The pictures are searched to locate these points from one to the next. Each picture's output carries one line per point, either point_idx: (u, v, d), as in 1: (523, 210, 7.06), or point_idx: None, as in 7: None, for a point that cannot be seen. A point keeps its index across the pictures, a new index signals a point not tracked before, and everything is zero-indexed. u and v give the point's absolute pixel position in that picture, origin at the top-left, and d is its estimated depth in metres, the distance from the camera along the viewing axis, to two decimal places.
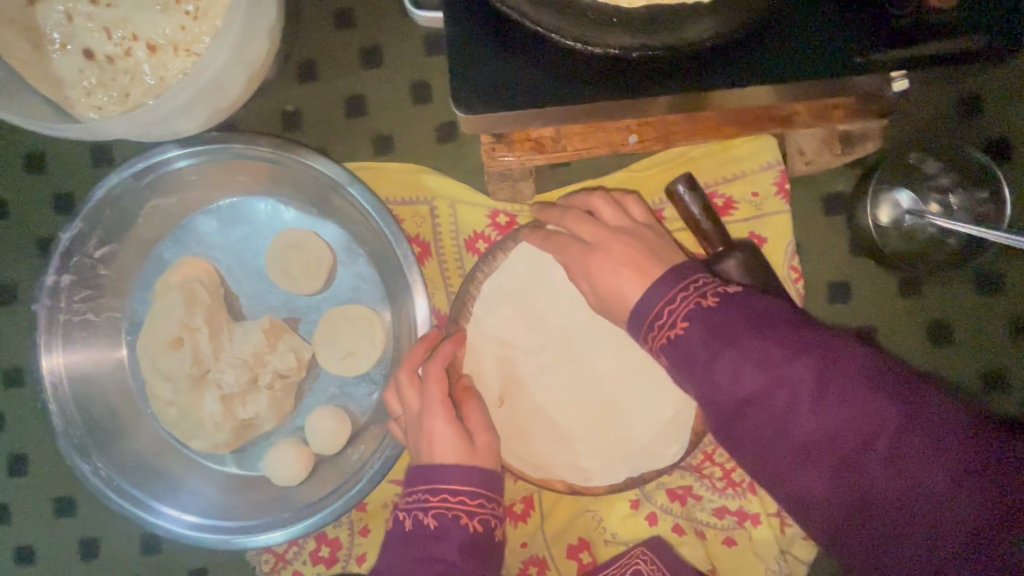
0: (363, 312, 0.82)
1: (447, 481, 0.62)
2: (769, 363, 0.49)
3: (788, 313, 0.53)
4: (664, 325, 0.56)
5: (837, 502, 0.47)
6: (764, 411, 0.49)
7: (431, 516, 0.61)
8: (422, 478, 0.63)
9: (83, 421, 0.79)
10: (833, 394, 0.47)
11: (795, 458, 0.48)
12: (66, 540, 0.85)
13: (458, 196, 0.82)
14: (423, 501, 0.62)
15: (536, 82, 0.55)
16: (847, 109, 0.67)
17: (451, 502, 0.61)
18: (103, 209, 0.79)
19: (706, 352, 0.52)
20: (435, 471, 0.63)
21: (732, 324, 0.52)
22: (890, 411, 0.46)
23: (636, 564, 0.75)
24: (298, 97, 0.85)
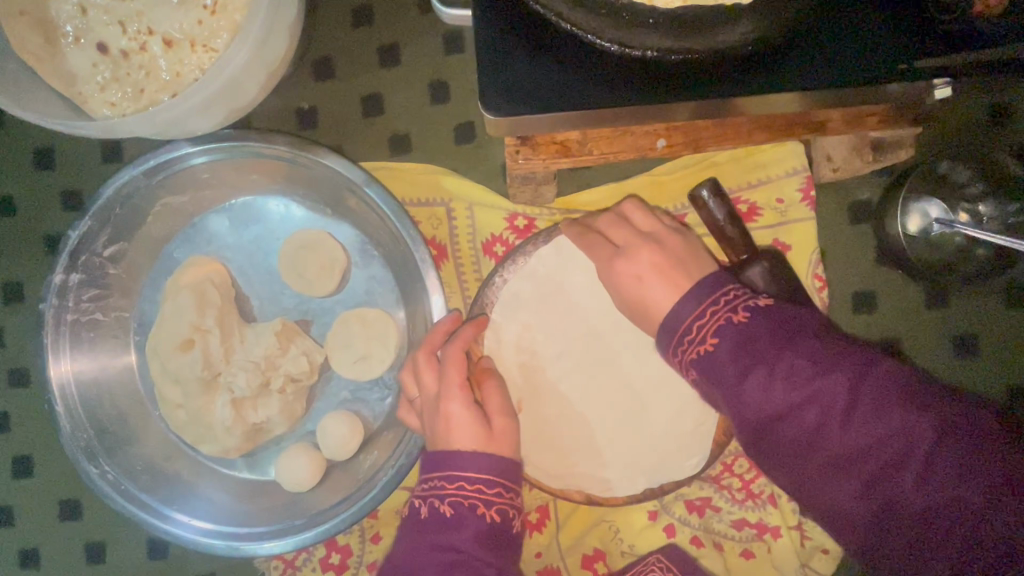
0: (378, 315, 0.80)
1: (464, 468, 0.58)
2: (802, 379, 0.47)
3: (816, 326, 0.51)
4: (694, 339, 0.54)
5: (870, 520, 0.45)
6: (795, 429, 0.47)
7: (446, 502, 0.57)
8: (439, 463, 0.60)
9: (91, 423, 0.77)
10: (866, 411, 0.45)
11: (823, 475, 0.47)
12: (72, 543, 0.83)
13: (476, 198, 0.80)
14: (439, 488, 0.58)
15: (567, 84, 0.54)
16: (882, 116, 0.65)
17: (468, 491, 0.57)
18: (113, 207, 0.77)
19: (737, 368, 0.50)
20: (453, 457, 0.59)
21: (761, 338, 0.50)
22: (922, 427, 0.44)
23: (652, 571, 0.74)
24: (314, 94, 0.83)
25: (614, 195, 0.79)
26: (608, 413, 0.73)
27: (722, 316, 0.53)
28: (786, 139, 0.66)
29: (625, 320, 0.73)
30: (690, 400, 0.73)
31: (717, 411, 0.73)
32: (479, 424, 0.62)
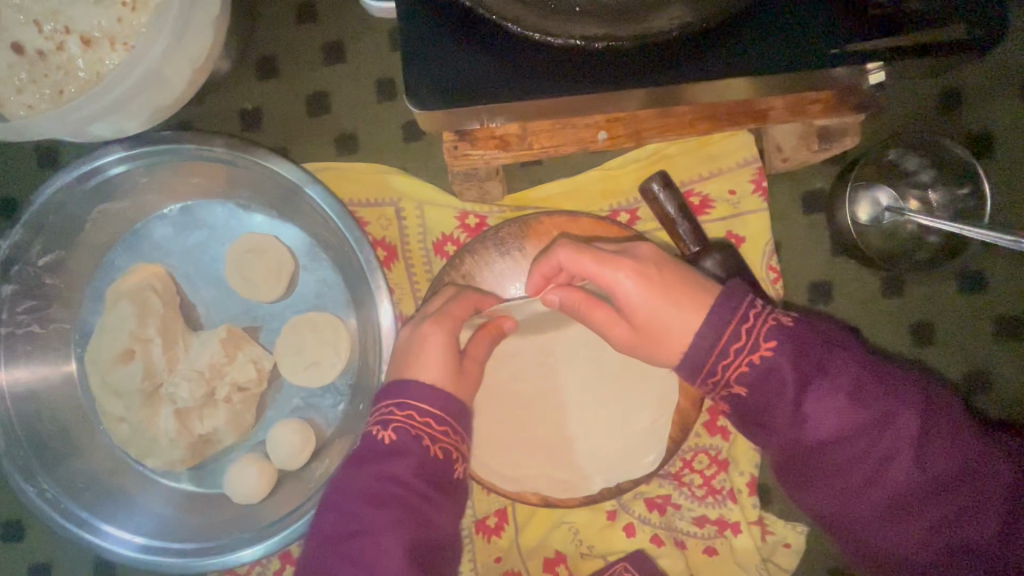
0: (328, 320, 0.78)
1: (418, 399, 0.57)
2: (864, 403, 0.50)
3: (855, 347, 0.55)
4: (742, 349, 0.52)
5: (901, 536, 0.51)
6: (863, 456, 0.50)
7: (391, 429, 0.55)
8: (398, 389, 0.58)
9: (29, 440, 0.74)
10: (932, 435, 0.50)
11: (871, 501, 0.51)
12: (15, 565, 0.80)
13: (425, 197, 0.78)
14: (391, 413, 0.57)
15: (494, 76, 0.52)
16: (825, 104, 0.64)
17: (416, 423, 0.56)
18: (46, 216, 0.74)
19: (794, 384, 0.51)
20: (412, 386, 0.57)
21: (818, 354, 0.53)
22: (956, 453, 0.49)
23: None
24: (257, 94, 0.81)
25: (565, 190, 0.78)
26: (564, 411, 0.72)
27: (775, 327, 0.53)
28: (730, 128, 0.66)
29: (576, 317, 0.72)
30: (645, 396, 0.71)
31: (673, 406, 0.72)
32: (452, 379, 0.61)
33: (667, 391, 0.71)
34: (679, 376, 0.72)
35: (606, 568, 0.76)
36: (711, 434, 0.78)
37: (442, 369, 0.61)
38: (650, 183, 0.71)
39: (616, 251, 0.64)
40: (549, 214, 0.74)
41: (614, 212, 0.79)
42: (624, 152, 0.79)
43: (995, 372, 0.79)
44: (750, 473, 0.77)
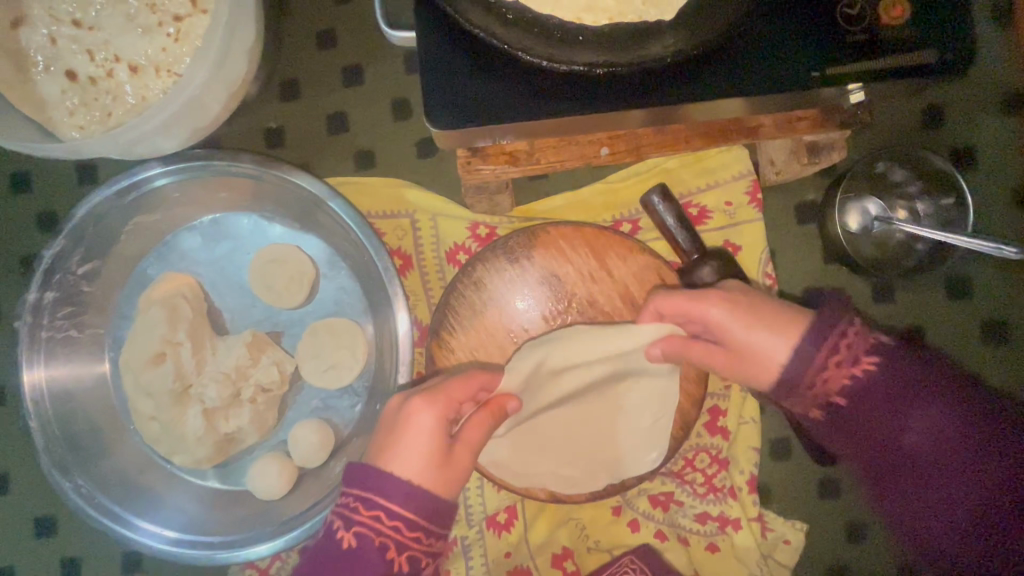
0: (347, 325, 0.83)
1: (393, 504, 0.58)
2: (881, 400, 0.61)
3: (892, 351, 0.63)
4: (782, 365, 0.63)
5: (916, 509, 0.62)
6: (887, 432, 0.61)
7: (360, 527, 0.58)
8: (373, 484, 0.59)
9: (65, 438, 0.79)
10: (962, 424, 0.60)
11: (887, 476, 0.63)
12: (46, 559, 0.84)
13: (438, 209, 0.83)
14: (361, 510, 0.58)
15: (506, 98, 0.57)
16: (811, 120, 0.69)
17: (388, 530, 0.57)
18: (87, 227, 0.79)
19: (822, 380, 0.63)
20: (391, 484, 0.58)
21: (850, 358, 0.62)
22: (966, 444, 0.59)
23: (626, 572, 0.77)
24: (282, 114, 0.86)
25: (570, 202, 0.83)
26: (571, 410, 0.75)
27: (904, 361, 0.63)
28: (724, 143, 0.70)
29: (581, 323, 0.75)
30: (647, 394, 0.76)
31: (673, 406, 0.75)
32: (436, 456, 0.61)
33: (665, 392, 0.76)
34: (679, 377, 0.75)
35: (613, 561, 0.78)
36: (712, 434, 0.82)
37: (423, 454, 0.61)
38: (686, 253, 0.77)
39: (703, 307, 0.67)
40: (555, 225, 0.78)
41: (616, 222, 0.83)
42: (625, 166, 0.84)
43: (984, 374, 0.83)
44: (749, 471, 0.81)
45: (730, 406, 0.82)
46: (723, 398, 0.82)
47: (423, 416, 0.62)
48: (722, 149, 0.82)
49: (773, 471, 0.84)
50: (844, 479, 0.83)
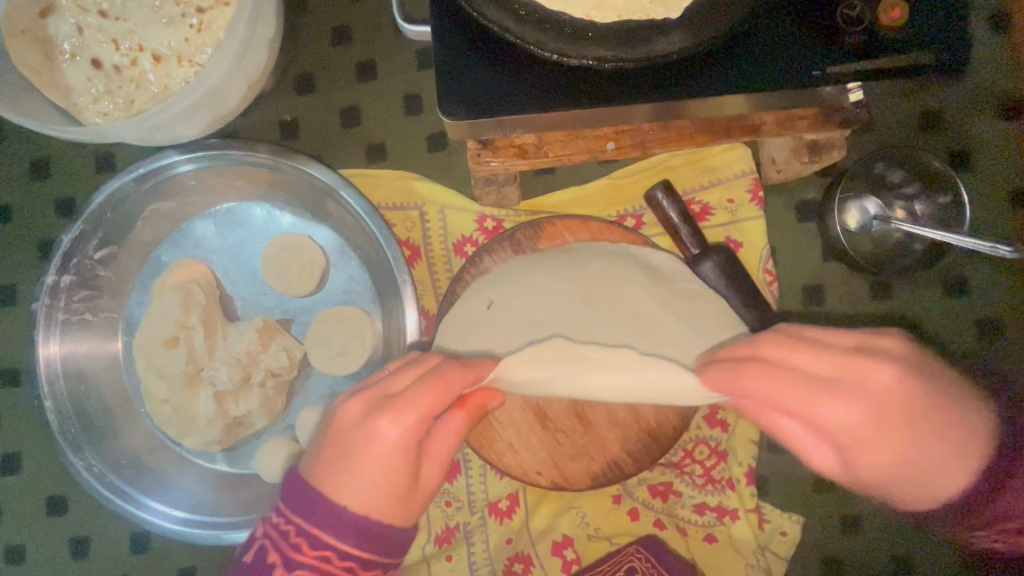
0: (356, 313, 0.84)
1: (334, 536, 0.52)
2: None
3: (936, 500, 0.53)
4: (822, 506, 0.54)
5: None
6: None
7: (294, 550, 0.53)
8: (307, 511, 0.53)
9: (79, 418, 0.81)
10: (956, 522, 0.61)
11: None
12: (58, 537, 0.86)
13: (446, 201, 0.86)
14: (299, 536, 0.53)
15: (517, 92, 0.59)
16: (811, 119, 0.71)
17: (331, 563, 0.52)
18: (105, 213, 0.81)
19: None
20: (334, 513, 0.52)
21: None
22: None
23: (630, 561, 0.76)
24: (296, 107, 0.89)
25: (576, 197, 0.85)
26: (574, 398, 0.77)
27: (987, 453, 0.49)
28: (726, 141, 0.72)
29: None
30: None
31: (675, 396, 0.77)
32: (398, 486, 0.53)
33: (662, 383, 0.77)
34: None
35: (620, 549, 0.78)
36: (711, 426, 0.83)
37: (373, 484, 0.52)
38: (687, 251, 0.79)
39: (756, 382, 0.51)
40: (561, 218, 0.80)
41: (621, 217, 0.86)
42: (631, 163, 0.86)
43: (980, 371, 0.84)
44: (748, 463, 0.82)
45: None
46: None
47: (386, 431, 0.52)
48: (725, 148, 0.84)
49: (771, 464, 0.85)
50: None
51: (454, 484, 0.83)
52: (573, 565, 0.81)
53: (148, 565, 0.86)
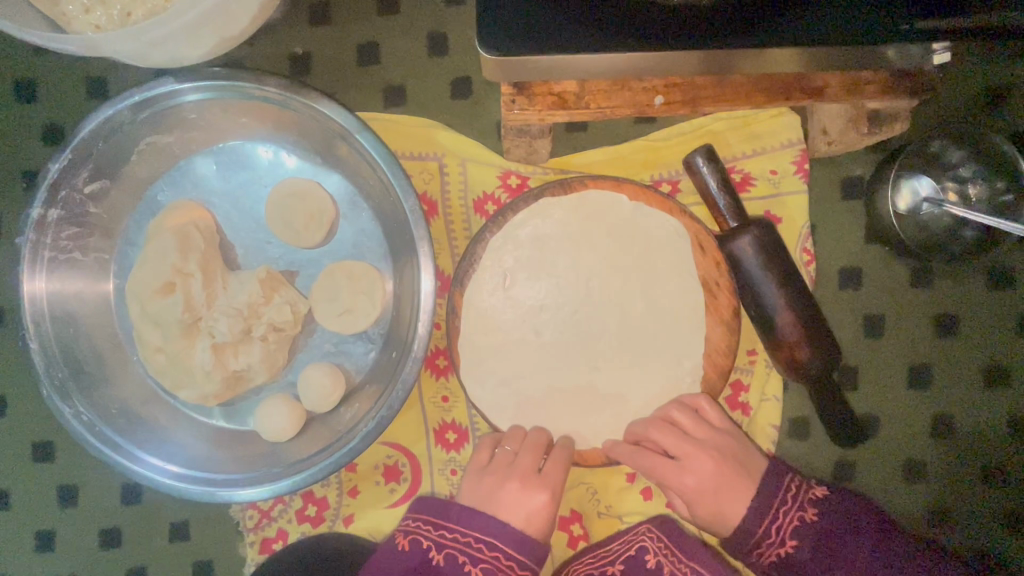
0: (366, 268, 0.79)
1: (497, 539, 0.66)
2: (827, 548, 0.67)
3: (836, 513, 0.68)
4: (773, 541, 0.68)
5: (869, 528, 0.68)
6: (823, 552, 0.66)
7: (458, 557, 0.66)
8: (465, 520, 0.68)
9: (66, 362, 0.76)
10: (881, 548, 0.66)
11: (834, 531, 0.67)
12: (45, 485, 0.83)
13: (470, 153, 0.80)
14: (467, 546, 0.66)
15: (566, 28, 0.53)
16: (880, 84, 0.66)
17: (502, 563, 0.66)
18: (96, 142, 0.74)
19: (806, 544, 0.67)
20: (493, 525, 0.67)
21: (830, 531, 0.67)
22: (858, 556, 0.66)
23: (642, 540, 0.74)
24: (310, 40, 0.81)
25: (608, 158, 0.80)
26: (594, 371, 0.72)
27: (792, 492, 0.69)
28: (785, 102, 0.67)
29: (606, 279, 0.71)
30: (673, 362, 0.72)
31: (699, 375, 0.73)
32: (551, 483, 0.71)
33: (690, 362, 0.72)
34: (712, 347, 0.72)
35: (634, 527, 0.77)
36: (731, 409, 0.81)
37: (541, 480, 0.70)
38: (725, 222, 0.73)
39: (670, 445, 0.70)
40: (593, 178, 0.74)
41: (656, 182, 0.80)
42: (669, 125, 0.80)
43: (1014, 368, 0.81)
44: (766, 448, 0.80)
45: (753, 382, 0.81)
46: (747, 372, 0.80)
47: (542, 498, 0.70)
48: (773, 114, 0.78)
49: (791, 451, 0.83)
50: (859, 463, 0.82)
51: (460, 453, 0.81)
52: (580, 540, 0.81)
53: (138, 518, 0.83)
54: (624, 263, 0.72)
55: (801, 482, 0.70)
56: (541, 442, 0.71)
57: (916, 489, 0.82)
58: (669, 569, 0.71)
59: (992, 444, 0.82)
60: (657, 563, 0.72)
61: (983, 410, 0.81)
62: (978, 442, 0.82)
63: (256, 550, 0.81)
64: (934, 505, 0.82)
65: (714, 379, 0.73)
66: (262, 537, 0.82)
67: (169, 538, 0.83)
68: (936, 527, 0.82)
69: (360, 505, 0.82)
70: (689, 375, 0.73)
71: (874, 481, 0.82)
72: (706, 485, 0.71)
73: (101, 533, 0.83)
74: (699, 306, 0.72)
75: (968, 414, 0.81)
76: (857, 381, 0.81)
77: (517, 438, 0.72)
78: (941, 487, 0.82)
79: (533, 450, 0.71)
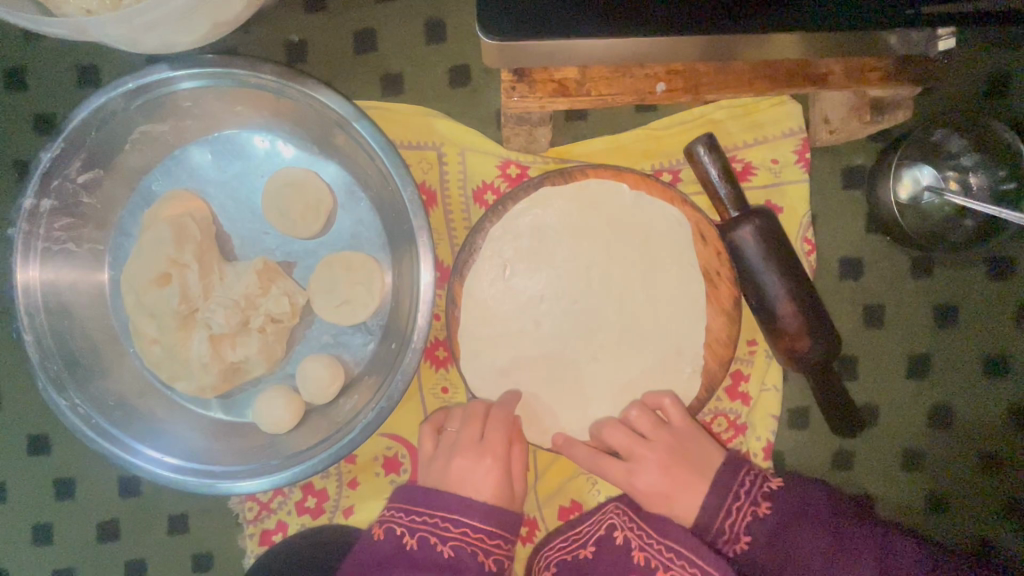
0: (364, 259, 0.78)
1: (462, 514, 0.67)
2: (782, 539, 0.69)
3: (791, 503, 0.70)
4: (730, 538, 0.71)
5: (820, 512, 0.70)
6: (779, 545, 0.69)
7: (430, 539, 0.66)
8: (430, 501, 0.68)
9: (62, 354, 0.75)
10: (832, 532, 0.68)
11: (788, 522, 0.69)
12: (41, 479, 0.82)
13: (468, 142, 0.79)
14: (435, 527, 0.66)
15: (566, 14, 0.53)
16: (882, 72, 0.66)
17: (470, 537, 0.66)
18: (89, 131, 0.72)
19: (762, 537, 0.69)
20: (456, 502, 0.68)
21: (786, 522, 0.69)
22: (808, 543, 0.68)
23: (610, 518, 0.75)
24: (305, 26, 0.80)
25: (609, 147, 0.79)
26: (595, 361, 0.72)
27: (745, 486, 0.71)
28: (790, 89, 0.66)
29: (606, 270, 0.71)
30: (673, 352, 0.72)
31: (700, 365, 0.72)
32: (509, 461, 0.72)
33: (692, 353, 0.72)
34: (712, 337, 0.72)
35: (601, 507, 0.77)
36: (731, 399, 0.81)
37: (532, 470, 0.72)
38: (726, 212, 0.73)
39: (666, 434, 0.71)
40: (594, 167, 0.73)
41: (657, 171, 0.79)
42: (671, 113, 0.80)
43: (1013, 358, 0.81)
44: (765, 438, 0.80)
45: (753, 372, 0.80)
46: (747, 362, 0.80)
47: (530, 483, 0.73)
48: (774, 102, 0.77)
49: (790, 440, 0.83)
50: (858, 453, 0.82)
51: None
52: None
53: (136, 511, 0.83)
54: (625, 253, 0.71)
55: (759, 474, 0.72)
56: (505, 424, 0.70)
57: (913, 478, 0.82)
58: (638, 544, 0.72)
59: (989, 433, 0.82)
60: (625, 539, 0.73)
61: (980, 399, 0.82)
62: (975, 430, 0.82)
63: (256, 543, 0.81)
64: (931, 493, 0.82)
65: (714, 370, 0.73)
66: (262, 530, 0.81)
67: (168, 531, 0.83)
68: (933, 515, 0.82)
69: (359, 497, 0.81)
70: (689, 367, 0.72)
71: (873, 470, 0.82)
72: (704, 474, 0.73)
73: (99, 526, 0.83)
74: (699, 295, 0.71)
75: (966, 402, 0.82)
76: (856, 370, 0.82)
77: (473, 417, 0.72)
78: (938, 476, 0.82)
79: (502, 433, 0.70)
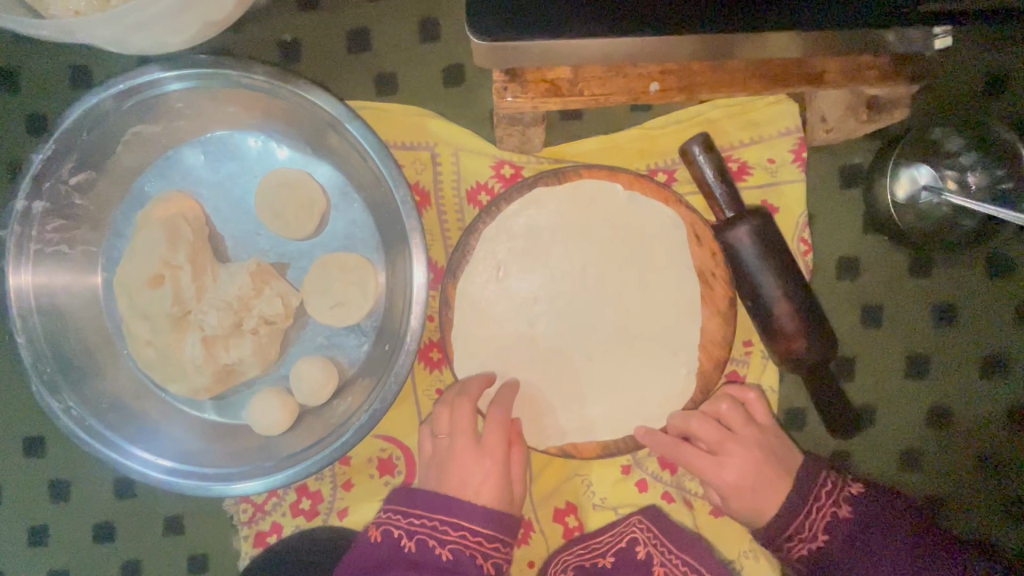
0: (357, 260, 0.78)
1: (461, 517, 0.65)
2: (861, 542, 0.68)
3: (876, 507, 0.69)
4: (805, 536, 0.70)
5: (904, 521, 0.68)
6: (857, 547, 0.68)
7: (429, 543, 0.64)
8: (428, 503, 0.66)
9: (55, 357, 0.74)
10: (915, 543, 0.67)
11: (869, 525, 0.68)
12: (35, 481, 0.82)
13: (462, 142, 0.78)
14: (433, 530, 0.65)
15: (554, 15, 0.52)
16: (879, 71, 0.65)
17: (469, 541, 0.64)
18: (80, 132, 0.72)
19: (840, 536, 0.68)
20: (455, 504, 0.66)
21: (868, 526, 0.68)
22: (890, 547, 0.67)
23: (632, 532, 0.76)
24: (298, 26, 0.79)
25: (603, 147, 0.78)
26: (589, 363, 0.71)
27: (827, 487, 0.71)
28: (784, 88, 0.66)
29: (601, 271, 0.70)
30: (668, 353, 0.71)
31: (695, 367, 0.72)
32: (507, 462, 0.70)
33: (687, 354, 0.72)
34: (706, 338, 0.72)
35: (621, 519, 0.79)
36: None
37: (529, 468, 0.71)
38: (721, 212, 0.72)
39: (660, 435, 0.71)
40: (587, 168, 0.73)
41: (652, 171, 0.79)
42: (666, 113, 0.79)
43: (1012, 359, 0.81)
44: None
45: (749, 372, 0.80)
46: (743, 364, 0.80)
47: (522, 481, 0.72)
48: (770, 103, 0.76)
49: None
50: (856, 455, 0.81)
51: None
52: (575, 532, 0.81)
53: (131, 512, 0.83)
54: (619, 254, 0.71)
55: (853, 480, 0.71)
56: (504, 427, 0.69)
57: (911, 479, 0.82)
58: (659, 560, 0.74)
59: (988, 434, 0.81)
60: (648, 554, 0.75)
61: (979, 400, 0.81)
62: (973, 431, 0.81)
63: (251, 544, 0.81)
64: (930, 495, 0.82)
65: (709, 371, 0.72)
66: (257, 531, 0.81)
67: (163, 533, 0.83)
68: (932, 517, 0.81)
69: (354, 498, 0.81)
70: (684, 367, 0.72)
71: (870, 471, 0.82)
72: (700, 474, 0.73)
73: (94, 528, 0.83)
74: (694, 297, 0.71)
75: (964, 403, 0.81)
76: (854, 371, 0.81)
77: (462, 424, 0.70)
78: (937, 477, 0.82)
79: (499, 434, 0.69)
